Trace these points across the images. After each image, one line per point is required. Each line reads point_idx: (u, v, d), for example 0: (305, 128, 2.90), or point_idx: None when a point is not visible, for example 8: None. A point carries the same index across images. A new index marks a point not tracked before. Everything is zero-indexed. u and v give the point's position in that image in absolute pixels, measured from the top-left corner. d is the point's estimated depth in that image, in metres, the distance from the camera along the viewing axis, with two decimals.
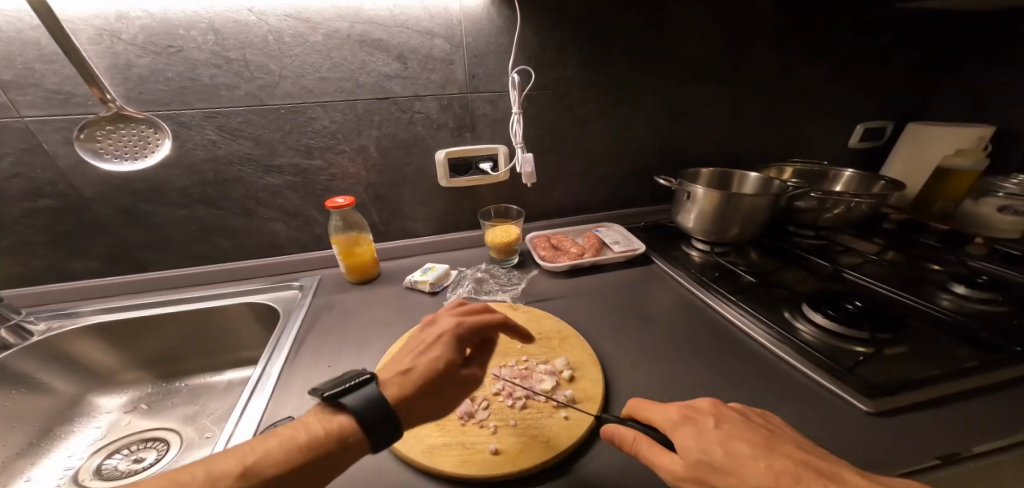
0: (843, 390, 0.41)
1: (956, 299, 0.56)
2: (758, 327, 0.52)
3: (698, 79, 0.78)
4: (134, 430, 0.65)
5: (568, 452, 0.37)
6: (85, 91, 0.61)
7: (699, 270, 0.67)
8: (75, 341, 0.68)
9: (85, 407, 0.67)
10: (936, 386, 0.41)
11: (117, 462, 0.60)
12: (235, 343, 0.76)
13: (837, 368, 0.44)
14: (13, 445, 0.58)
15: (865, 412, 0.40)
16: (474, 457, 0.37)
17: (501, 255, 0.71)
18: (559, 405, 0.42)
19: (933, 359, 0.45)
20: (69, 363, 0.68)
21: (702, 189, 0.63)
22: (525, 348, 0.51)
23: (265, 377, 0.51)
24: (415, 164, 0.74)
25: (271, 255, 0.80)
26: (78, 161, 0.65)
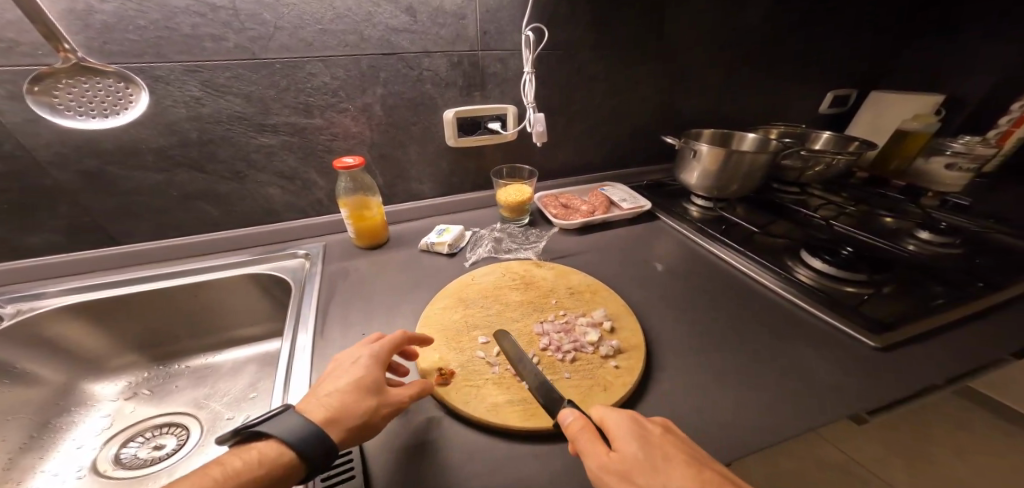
0: (853, 328, 0.48)
1: (922, 244, 0.65)
2: (764, 272, 0.59)
3: (697, 46, 0.81)
4: (145, 416, 0.63)
5: (623, 397, 0.41)
6: (32, 38, 0.51)
7: (703, 223, 0.73)
8: (55, 325, 0.61)
9: (78, 393, 0.63)
10: (924, 319, 0.48)
11: (136, 450, 0.59)
12: (238, 320, 0.72)
13: (843, 307, 0.51)
14: (14, 440, 0.54)
15: (872, 347, 0.47)
16: (540, 413, 0.39)
17: (513, 214, 0.73)
18: (607, 355, 0.46)
19: (915, 296, 0.53)
20: (52, 351, 0.62)
21: (706, 146, 0.69)
22: (560, 303, 0.55)
23: (296, 356, 0.49)
24: (422, 124, 0.72)
25: (266, 223, 0.75)
26: (27, 118, 0.55)
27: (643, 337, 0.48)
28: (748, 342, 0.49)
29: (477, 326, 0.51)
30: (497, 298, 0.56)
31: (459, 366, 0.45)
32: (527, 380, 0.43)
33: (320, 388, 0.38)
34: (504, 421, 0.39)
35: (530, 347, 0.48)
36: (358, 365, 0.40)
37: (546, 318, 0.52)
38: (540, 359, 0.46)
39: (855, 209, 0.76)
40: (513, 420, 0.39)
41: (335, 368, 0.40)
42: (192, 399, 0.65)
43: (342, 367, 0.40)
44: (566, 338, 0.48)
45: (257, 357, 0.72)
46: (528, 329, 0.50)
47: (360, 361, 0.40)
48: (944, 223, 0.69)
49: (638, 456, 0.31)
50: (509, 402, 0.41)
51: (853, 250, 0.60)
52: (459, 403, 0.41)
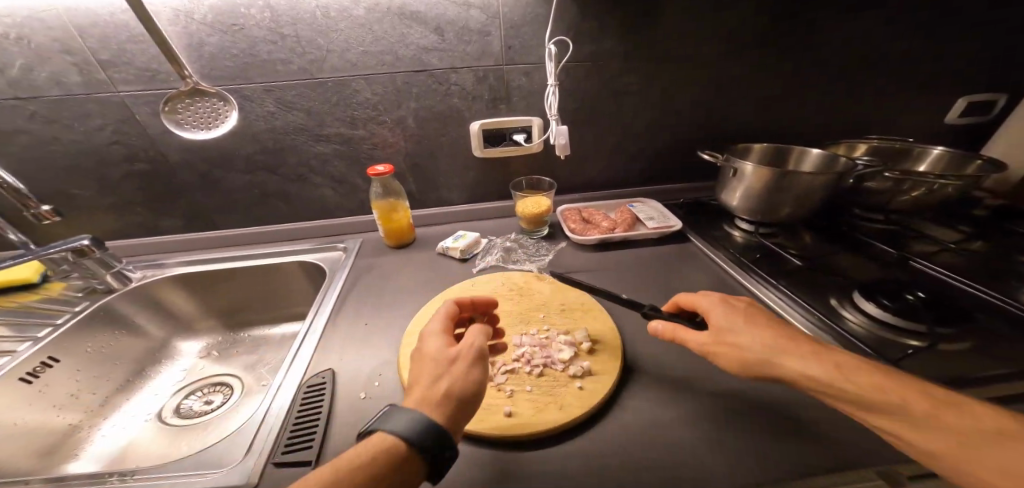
0: None
1: None
2: (797, 311, 0.49)
3: (752, 52, 0.72)
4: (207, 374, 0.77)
5: (580, 420, 0.39)
6: (169, 68, 0.63)
7: (739, 250, 0.64)
8: (161, 290, 0.79)
9: (171, 349, 0.80)
10: (985, 388, 0.37)
11: (192, 403, 0.71)
12: (291, 300, 0.85)
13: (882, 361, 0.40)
14: (115, 382, 0.70)
15: None
16: (490, 416, 0.39)
17: (531, 225, 0.73)
18: (574, 376, 0.43)
19: (1004, 359, 0.40)
20: (158, 310, 0.80)
21: (751, 165, 0.60)
22: (547, 318, 0.53)
23: (307, 339, 0.55)
24: (450, 135, 0.76)
25: (318, 219, 0.85)
26: (164, 131, 0.69)
27: (620, 364, 0.45)
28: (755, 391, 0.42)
29: None
30: None
31: None
32: (488, 387, 0.43)
33: (419, 379, 0.37)
34: None
35: (502, 356, 0.47)
36: (459, 360, 0.38)
37: (527, 331, 0.51)
38: (509, 369, 0.45)
39: (952, 245, 0.60)
40: (462, 422, 0.39)
41: (426, 356, 0.39)
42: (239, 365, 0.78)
43: (432, 357, 0.39)
44: (541, 352, 0.47)
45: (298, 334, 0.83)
46: (506, 339, 0.50)
47: (461, 356, 0.38)
48: None
49: (735, 327, 0.39)
50: None
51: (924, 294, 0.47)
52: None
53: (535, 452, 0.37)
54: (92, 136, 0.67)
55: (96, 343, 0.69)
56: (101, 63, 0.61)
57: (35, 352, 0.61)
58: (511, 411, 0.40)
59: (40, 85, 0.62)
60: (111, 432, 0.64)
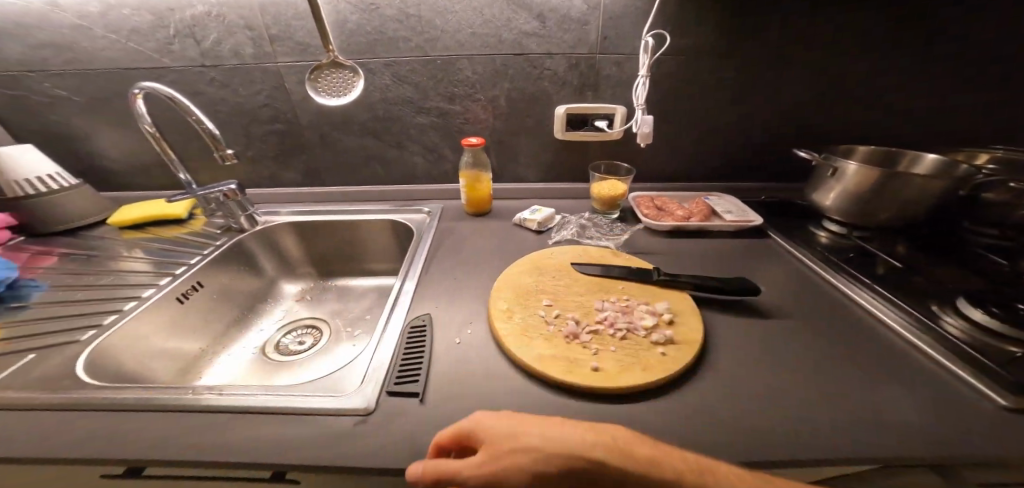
0: (981, 384, 0.39)
1: None
2: (892, 311, 0.49)
3: (850, 52, 0.71)
4: (299, 316, 0.85)
5: (665, 381, 0.41)
6: (318, 43, 0.74)
7: (827, 249, 0.63)
8: (270, 236, 0.89)
9: (277, 287, 0.90)
10: None
11: (288, 342, 0.79)
12: (370, 255, 0.93)
13: (990, 368, 0.40)
14: (233, 317, 0.79)
15: (1000, 407, 0.37)
16: (578, 370, 0.43)
17: (604, 207, 0.77)
18: (657, 342, 0.46)
19: None
20: (269, 253, 0.89)
21: (853, 164, 0.59)
22: (626, 289, 0.56)
23: (404, 290, 0.62)
24: (536, 116, 0.81)
25: (405, 184, 0.93)
26: (305, 97, 0.80)
27: (703, 337, 0.46)
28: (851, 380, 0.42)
29: (545, 291, 0.56)
30: (569, 275, 0.60)
31: (522, 315, 0.52)
32: (574, 343, 0.47)
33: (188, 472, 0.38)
34: (545, 371, 0.43)
35: (585, 317, 0.51)
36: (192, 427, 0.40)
37: (608, 298, 0.54)
38: (593, 330, 0.49)
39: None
40: (553, 371, 0.43)
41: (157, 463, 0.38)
42: (325, 312, 0.86)
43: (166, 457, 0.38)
44: (623, 318, 0.50)
45: (377, 287, 0.92)
46: (588, 303, 0.54)
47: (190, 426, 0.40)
48: None
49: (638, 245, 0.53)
50: (552, 356, 0.45)
51: None
52: (510, 342, 0.48)
53: (620, 408, 0.40)
54: (248, 99, 0.80)
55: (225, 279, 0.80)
56: (271, 37, 0.73)
57: (187, 277, 0.71)
58: (597, 366, 0.43)
59: (224, 55, 0.75)
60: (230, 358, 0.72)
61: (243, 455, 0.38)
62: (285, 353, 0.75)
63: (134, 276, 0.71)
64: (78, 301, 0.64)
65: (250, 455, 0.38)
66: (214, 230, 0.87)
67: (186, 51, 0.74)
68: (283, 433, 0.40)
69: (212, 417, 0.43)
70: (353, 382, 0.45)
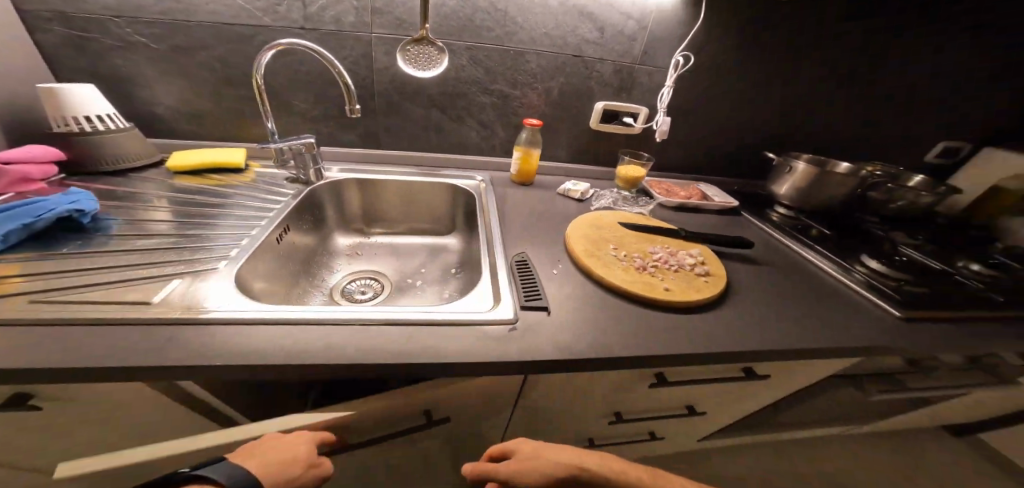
0: (885, 304, 0.69)
1: (970, 273, 0.83)
2: (829, 263, 0.79)
3: (800, 86, 1.02)
4: (358, 268, 0.96)
5: (708, 297, 0.66)
6: (414, 21, 0.85)
7: (783, 224, 0.92)
8: (333, 193, 0.98)
9: (333, 241, 0.99)
10: (940, 308, 0.68)
11: (353, 289, 0.90)
12: (421, 215, 1.05)
13: (889, 296, 0.70)
14: (303, 266, 0.89)
15: (896, 317, 0.67)
16: (655, 290, 0.66)
17: (626, 185, 0.99)
18: (699, 274, 0.70)
19: (949, 299, 0.72)
20: (330, 209, 0.99)
21: (802, 165, 0.88)
22: (665, 241, 0.79)
23: (497, 236, 0.79)
24: (580, 108, 1.00)
25: (457, 153, 1.06)
26: (388, 67, 0.90)
27: (725, 272, 0.72)
28: (810, 303, 0.70)
29: (611, 240, 0.77)
30: (619, 230, 0.81)
31: (602, 254, 0.73)
32: (645, 273, 0.69)
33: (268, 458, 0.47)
34: (635, 292, 0.65)
35: (646, 258, 0.73)
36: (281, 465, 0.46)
37: (657, 245, 0.77)
38: (654, 266, 0.71)
39: (921, 240, 0.93)
40: (639, 291, 0.65)
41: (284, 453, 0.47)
42: (382, 267, 0.97)
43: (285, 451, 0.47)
44: (672, 258, 0.73)
45: (427, 246, 1.05)
46: (644, 249, 0.76)
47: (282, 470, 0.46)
48: (992, 265, 0.87)
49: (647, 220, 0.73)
50: (634, 282, 0.67)
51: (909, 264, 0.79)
52: (603, 274, 0.69)
53: (685, 316, 0.63)
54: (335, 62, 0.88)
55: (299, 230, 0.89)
56: (375, 11, 0.82)
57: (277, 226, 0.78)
58: (668, 287, 0.66)
59: (324, 20, 0.82)
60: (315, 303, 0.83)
61: (441, 351, 0.52)
62: (352, 300, 0.87)
63: (227, 218, 0.78)
64: (185, 234, 0.70)
65: (450, 350, 0.53)
66: (276, 185, 0.93)
67: (290, 13, 0.81)
68: (465, 337, 0.55)
69: (394, 327, 0.55)
70: (492, 302, 0.62)
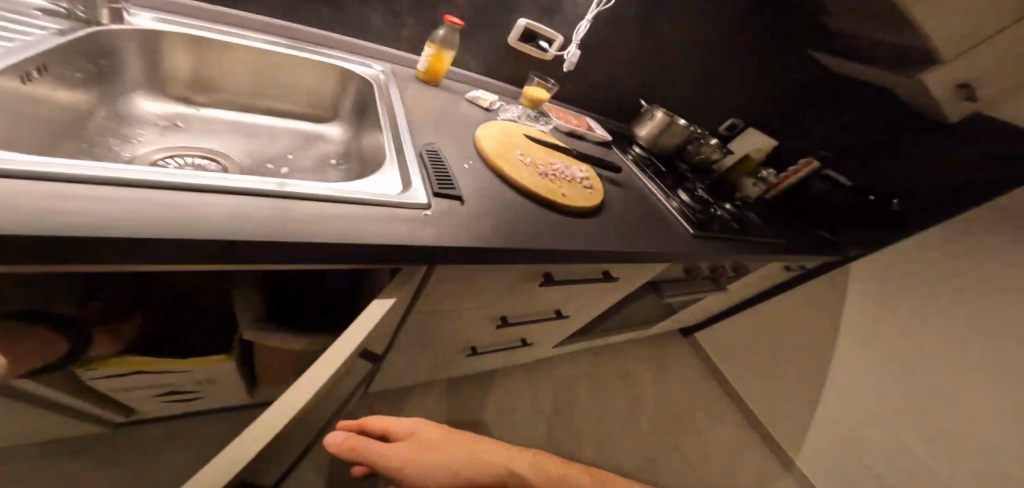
0: (687, 225, 0.97)
1: (733, 208, 1.22)
2: (660, 193, 1.04)
3: (679, 60, 1.22)
4: (183, 145, 0.76)
5: (593, 206, 0.79)
6: None
7: (639, 159, 1.15)
8: (153, 44, 0.73)
9: (130, 104, 0.74)
10: (713, 231, 1.01)
11: (179, 164, 0.71)
12: (290, 97, 0.90)
13: (690, 220, 0.99)
14: (65, 134, 0.61)
15: (690, 233, 0.96)
16: (551, 192, 0.75)
17: (531, 105, 1.04)
18: (586, 186, 0.83)
19: (719, 225, 1.06)
20: (138, 62, 0.74)
21: (660, 113, 1.14)
22: (560, 156, 0.89)
23: (399, 125, 0.75)
24: (502, 19, 0.97)
25: (352, 37, 0.93)
26: None
27: (602, 187, 0.87)
28: (648, 220, 0.92)
29: (516, 148, 0.82)
30: (523, 141, 0.86)
31: (506, 156, 0.78)
32: (547, 179, 0.78)
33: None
34: (537, 193, 0.73)
35: (546, 168, 0.81)
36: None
37: (555, 160, 0.86)
38: (552, 174, 0.80)
39: (712, 182, 1.30)
40: (538, 192, 0.74)
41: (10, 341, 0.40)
42: (228, 147, 0.80)
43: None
44: (567, 172, 0.83)
45: (287, 131, 0.90)
46: (544, 160, 0.84)
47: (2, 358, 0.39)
48: (744, 203, 1.30)
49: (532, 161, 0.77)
50: (536, 184, 0.75)
51: (703, 198, 1.13)
52: (511, 175, 0.74)
53: (572, 217, 0.75)
54: None
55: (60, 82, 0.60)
56: None
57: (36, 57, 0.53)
58: (564, 193, 0.76)
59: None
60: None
61: (345, 231, 0.48)
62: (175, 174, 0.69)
63: None
64: None
65: (358, 223, 0.50)
66: (15, 9, 0.59)
67: None
68: (374, 215, 0.53)
69: (289, 202, 0.48)
70: (402, 187, 0.60)
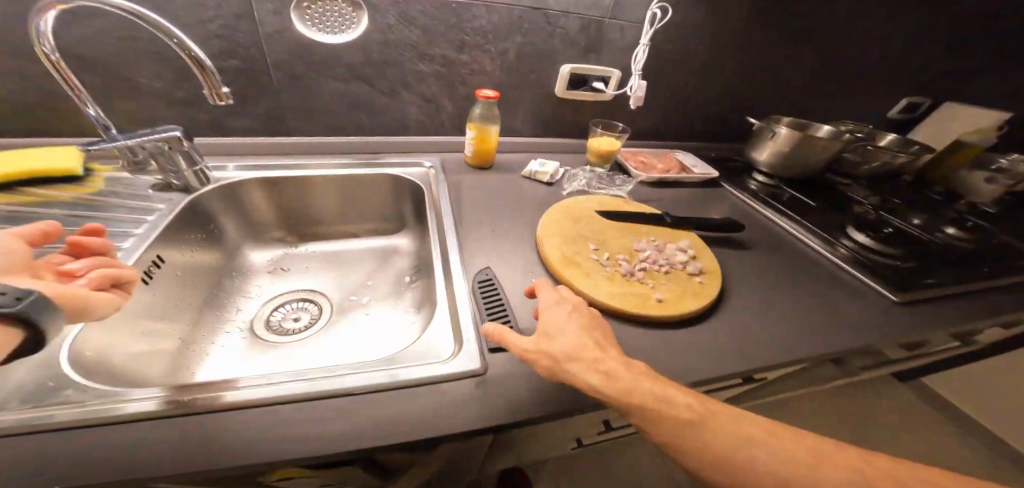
0: (882, 286, 0.65)
1: (941, 236, 0.82)
2: (816, 238, 0.75)
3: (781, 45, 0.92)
4: (290, 290, 0.75)
5: (709, 303, 0.56)
6: None
7: (763, 192, 0.88)
8: (246, 193, 0.75)
9: (243, 260, 0.76)
10: (931, 285, 0.66)
11: (281, 318, 0.69)
12: (358, 214, 0.83)
13: (884, 277, 0.66)
14: (201, 297, 0.66)
15: (893, 301, 0.63)
16: (645, 303, 0.54)
17: (600, 160, 0.86)
18: (692, 273, 0.60)
19: (935, 271, 0.70)
20: (241, 211, 0.76)
21: (785, 130, 0.81)
22: (649, 232, 0.68)
23: (448, 242, 0.63)
24: (543, 73, 0.83)
25: (400, 136, 0.86)
26: (281, 27, 0.66)
27: (718, 265, 0.63)
28: (810, 294, 0.63)
29: (588, 238, 0.64)
30: (596, 221, 0.69)
31: (574, 254, 0.61)
32: (632, 279, 0.58)
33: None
34: (628, 309, 0.53)
35: (631, 258, 0.62)
36: None
37: (642, 240, 0.66)
38: (640, 268, 0.60)
39: (889, 201, 0.92)
40: (626, 305, 0.53)
41: None
42: (321, 283, 0.76)
43: None
44: (661, 257, 0.62)
45: (378, 250, 0.83)
46: (628, 245, 0.64)
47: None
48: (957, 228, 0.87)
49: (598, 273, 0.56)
50: (620, 293, 0.55)
51: (889, 234, 0.78)
52: (583, 287, 0.55)
53: (685, 335, 0.52)
54: (198, 21, 0.62)
55: (184, 254, 0.65)
56: None
57: (144, 252, 0.57)
58: (660, 298, 0.55)
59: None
60: (229, 346, 0.63)
61: (395, 425, 0.38)
62: (280, 332, 0.66)
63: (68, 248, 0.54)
64: None
65: (383, 426, 0.38)
66: (135, 193, 0.66)
67: None
68: (410, 406, 0.40)
69: (334, 418, 0.38)
70: (450, 348, 0.47)
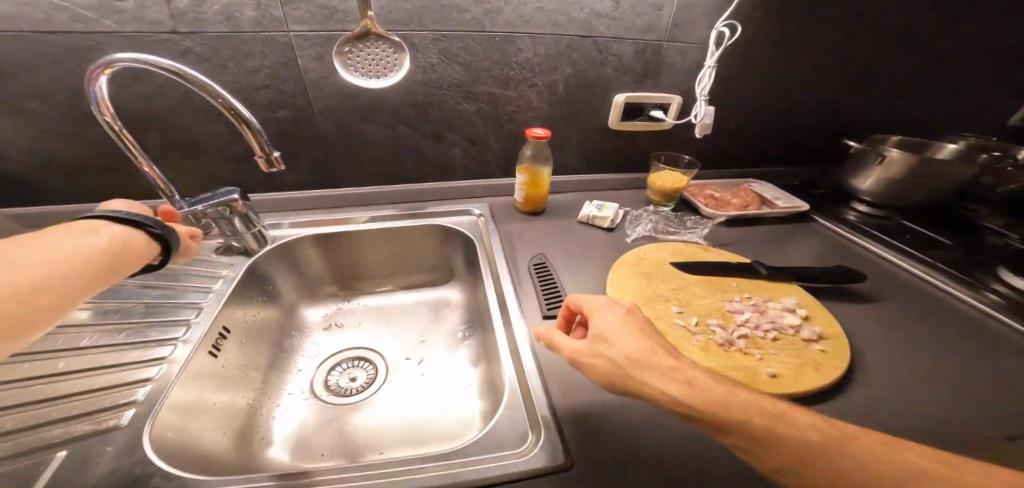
0: None
1: None
2: (958, 285, 0.63)
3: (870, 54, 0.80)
4: (342, 346, 0.68)
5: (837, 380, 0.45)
6: (347, 6, 0.56)
7: (870, 229, 0.78)
8: (297, 251, 0.70)
9: (298, 317, 0.70)
10: None
11: (338, 379, 0.63)
12: (405, 266, 0.78)
13: None
14: (265, 356, 0.62)
15: None
16: (756, 380, 0.44)
17: (662, 198, 0.78)
18: (810, 340, 0.49)
19: None
20: (295, 267, 0.71)
21: (897, 152, 0.70)
22: (742, 287, 0.58)
23: (507, 301, 0.55)
24: (595, 105, 0.76)
25: (444, 180, 0.81)
26: (323, 75, 0.62)
27: (840, 328, 0.51)
28: (972, 361, 0.51)
29: (669, 297, 0.55)
30: (674, 275, 0.60)
31: (656, 319, 0.51)
32: (734, 351, 0.47)
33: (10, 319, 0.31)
34: None
35: (727, 321, 0.52)
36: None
37: (734, 298, 0.56)
38: (741, 334, 0.50)
39: None
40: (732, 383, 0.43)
41: None
42: (376, 337, 0.70)
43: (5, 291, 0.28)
44: (764, 319, 0.52)
45: (429, 300, 0.77)
46: (719, 306, 0.54)
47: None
48: None
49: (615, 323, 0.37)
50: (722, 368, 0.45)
51: None
52: None
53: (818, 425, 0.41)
54: (241, 76, 0.59)
55: (249, 312, 0.61)
56: None
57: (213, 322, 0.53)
58: (775, 373, 0.44)
59: (207, 19, 0.54)
60: (289, 413, 0.57)
61: None
62: (337, 396, 0.60)
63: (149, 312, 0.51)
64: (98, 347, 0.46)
65: None
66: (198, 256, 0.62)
67: (144, 9, 0.52)
68: None
69: None
70: (526, 438, 0.39)
